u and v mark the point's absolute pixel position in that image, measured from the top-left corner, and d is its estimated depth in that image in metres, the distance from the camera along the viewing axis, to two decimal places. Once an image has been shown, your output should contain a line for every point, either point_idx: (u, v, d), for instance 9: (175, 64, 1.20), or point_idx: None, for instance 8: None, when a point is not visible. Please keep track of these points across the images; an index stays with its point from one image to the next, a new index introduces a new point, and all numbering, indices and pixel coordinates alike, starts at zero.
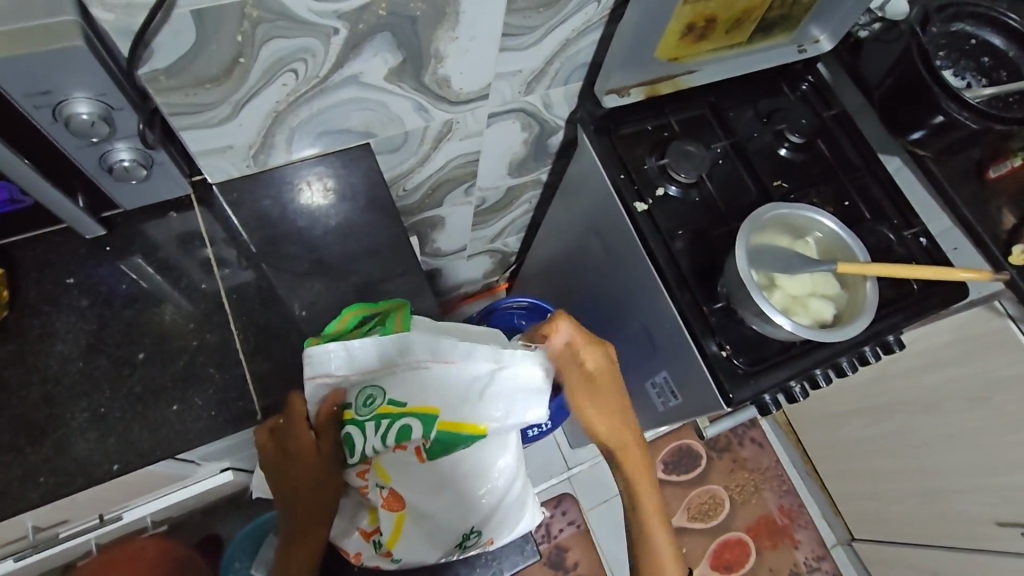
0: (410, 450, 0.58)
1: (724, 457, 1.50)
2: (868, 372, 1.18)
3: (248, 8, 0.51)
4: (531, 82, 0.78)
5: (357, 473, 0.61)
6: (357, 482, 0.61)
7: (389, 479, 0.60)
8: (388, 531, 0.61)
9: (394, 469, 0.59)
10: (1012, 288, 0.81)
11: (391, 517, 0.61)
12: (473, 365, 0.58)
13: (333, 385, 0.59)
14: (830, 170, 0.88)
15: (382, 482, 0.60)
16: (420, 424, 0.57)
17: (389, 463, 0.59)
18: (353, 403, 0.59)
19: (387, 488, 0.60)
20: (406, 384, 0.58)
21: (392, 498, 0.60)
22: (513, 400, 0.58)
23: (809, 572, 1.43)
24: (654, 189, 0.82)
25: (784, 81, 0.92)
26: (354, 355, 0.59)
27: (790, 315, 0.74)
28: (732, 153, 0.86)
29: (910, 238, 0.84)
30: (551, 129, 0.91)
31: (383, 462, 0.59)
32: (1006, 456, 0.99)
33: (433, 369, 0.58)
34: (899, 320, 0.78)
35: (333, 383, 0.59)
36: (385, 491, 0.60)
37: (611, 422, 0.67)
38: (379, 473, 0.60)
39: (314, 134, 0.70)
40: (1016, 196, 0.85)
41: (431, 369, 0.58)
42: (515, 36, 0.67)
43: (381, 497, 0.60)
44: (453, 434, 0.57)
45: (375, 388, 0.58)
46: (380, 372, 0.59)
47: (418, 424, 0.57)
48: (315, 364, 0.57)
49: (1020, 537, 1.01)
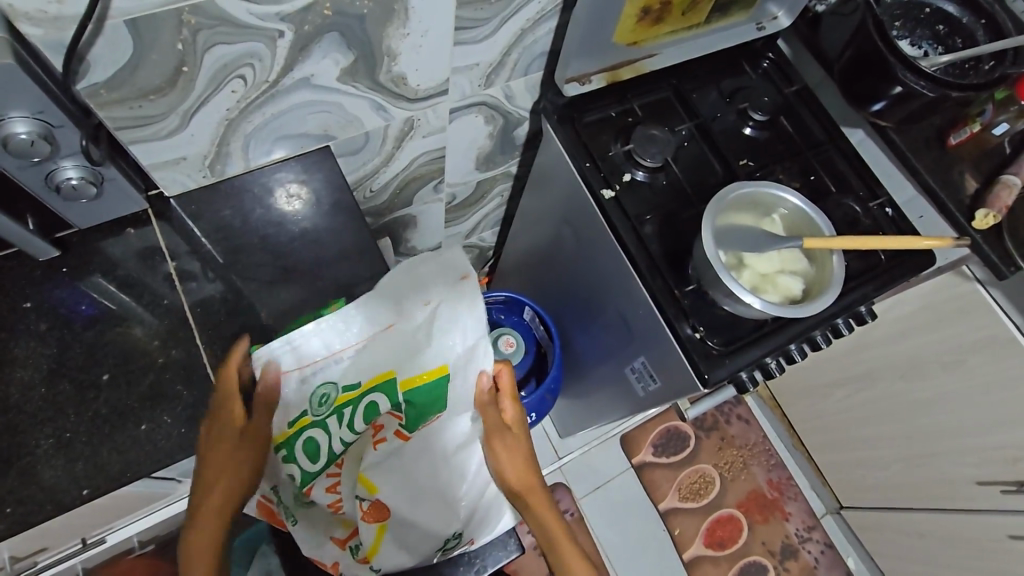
0: (391, 438, 0.61)
1: (712, 436, 1.52)
2: (847, 342, 1.19)
3: (185, 15, 0.49)
4: (490, 74, 0.77)
5: (327, 489, 0.62)
6: (326, 499, 0.62)
7: (375, 490, 0.61)
8: (368, 541, 0.63)
9: (380, 478, 0.61)
10: (976, 252, 0.84)
11: (373, 527, 0.62)
12: (412, 316, 0.60)
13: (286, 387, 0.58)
14: (794, 146, 0.88)
15: (366, 494, 0.61)
16: (388, 396, 0.60)
17: (374, 473, 0.61)
18: (307, 408, 0.59)
19: (371, 500, 0.61)
20: (360, 362, 0.60)
21: (375, 509, 0.62)
22: (458, 324, 0.61)
23: (800, 542, 1.45)
24: (621, 175, 0.82)
25: (745, 60, 0.92)
26: (296, 358, 0.58)
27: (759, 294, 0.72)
28: (697, 134, 0.86)
29: (876, 209, 0.85)
30: (516, 120, 0.90)
31: (368, 473, 0.61)
32: (983, 417, 1.02)
33: (393, 329, 0.60)
34: (869, 291, 0.79)
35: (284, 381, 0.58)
36: (366, 504, 0.61)
37: (518, 470, 0.65)
38: (364, 485, 0.61)
39: (270, 139, 0.68)
40: (976, 162, 0.87)
41: (391, 330, 0.60)
42: (469, 29, 0.66)
43: (362, 509, 0.62)
44: (427, 389, 0.61)
45: (327, 388, 0.59)
46: (325, 366, 0.59)
47: (385, 397, 0.60)
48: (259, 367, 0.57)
49: (1000, 494, 1.04)
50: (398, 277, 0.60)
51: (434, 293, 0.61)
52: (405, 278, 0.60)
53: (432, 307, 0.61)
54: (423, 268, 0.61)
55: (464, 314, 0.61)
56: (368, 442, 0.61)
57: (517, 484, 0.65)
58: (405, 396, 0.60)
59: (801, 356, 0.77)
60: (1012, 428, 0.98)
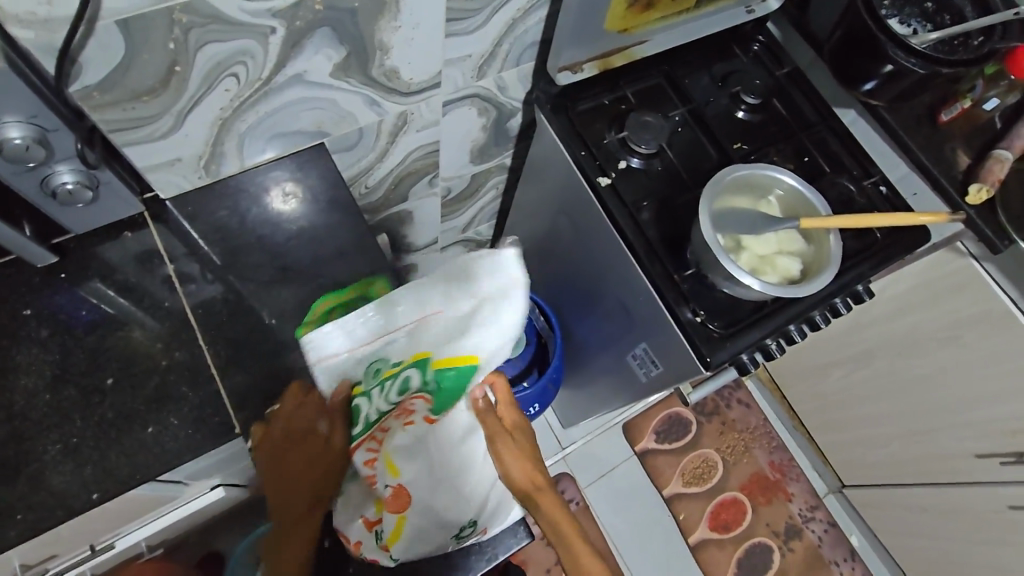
0: (419, 424, 0.59)
1: (713, 421, 1.54)
2: (844, 323, 1.20)
3: (176, 14, 0.49)
4: (482, 66, 0.77)
5: (364, 462, 0.60)
6: (363, 471, 0.60)
7: (398, 474, 0.59)
8: (390, 527, 0.61)
9: (404, 462, 0.59)
10: (970, 226, 0.85)
11: (396, 513, 0.61)
12: (460, 306, 0.59)
13: (339, 367, 0.60)
14: (787, 128, 0.88)
15: (392, 478, 0.59)
16: (418, 372, 0.59)
17: (399, 457, 0.59)
18: (363, 379, 0.61)
19: (395, 485, 0.60)
20: (405, 345, 0.60)
21: (398, 496, 0.60)
22: (501, 317, 0.58)
23: (804, 522, 1.47)
24: (616, 163, 0.82)
25: (736, 44, 0.92)
26: (346, 338, 0.60)
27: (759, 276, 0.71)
28: (690, 120, 0.86)
29: (870, 187, 0.85)
30: (508, 111, 0.90)
31: (392, 456, 0.59)
32: (981, 390, 1.03)
33: (439, 318, 0.59)
34: (866, 269, 0.80)
35: (336, 362, 0.60)
36: (388, 492, 0.60)
37: (526, 470, 0.65)
38: (388, 467, 0.59)
39: (264, 138, 0.68)
40: (968, 138, 0.88)
41: (437, 319, 0.59)
42: (461, 20, 0.66)
43: (387, 493, 0.60)
44: (451, 377, 0.59)
45: (378, 363, 0.60)
46: (376, 347, 0.60)
47: (416, 372, 0.59)
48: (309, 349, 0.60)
49: (1000, 466, 1.05)
50: (448, 269, 0.59)
51: (482, 286, 0.58)
52: (457, 270, 0.58)
53: (478, 300, 0.58)
54: (475, 262, 0.58)
55: (509, 309, 0.58)
56: (399, 427, 0.59)
57: (527, 486, 0.66)
58: (433, 377, 0.59)
59: (801, 337, 0.78)
60: (1010, 400, 0.99)
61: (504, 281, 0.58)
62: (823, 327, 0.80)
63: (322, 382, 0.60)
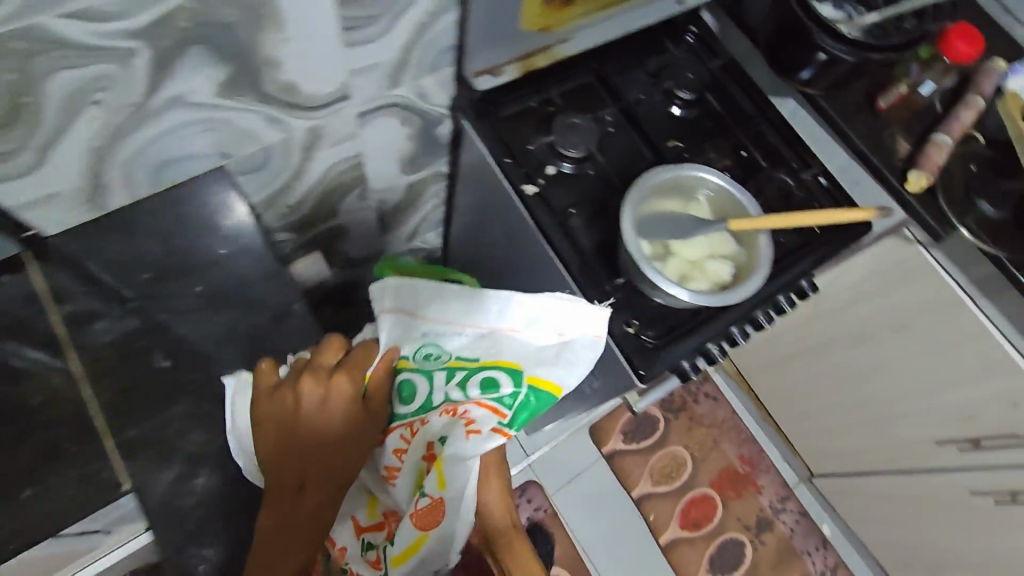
0: (484, 433, 0.59)
1: (681, 417, 1.52)
2: (801, 314, 1.19)
3: (9, 41, 0.45)
4: (394, 74, 0.72)
5: (393, 450, 0.64)
6: (389, 460, 0.64)
7: (444, 487, 0.58)
8: (403, 544, 0.59)
9: (453, 478, 0.58)
10: (911, 215, 0.83)
11: (414, 533, 0.59)
12: (546, 336, 0.65)
13: (407, 328, 0.66)
14: (722, 123, 0.85)
15: (433, 489, 0.58)
16: (510, 380, 0.62)
17: (452, 470, 0.58)
18: (410, 354, 0.66)
19: (428, 500, 0.58)
20: (474, 344, 0.65)
21: (426, 514, 0.58)
22: (576, 361, 0.64)
23: (775, 514, 1.46)
24: (544, 169, 0.78)
25: (667, 37, 0.88)
26: (423, 305, 0.66)
27: (687, 284, 0.68)
28: (622, 119, 0.83)
29: (809, 179, 0.83)
30: (435, 118, 0.85)
31: (446, 464, 0.58)
32: (935, 377, 1.02)
33: (513, 336, 0.65)
34: (808, 265, 0.78)
35: (406, 324, 0.67)
36: (425, 502, 0.58)
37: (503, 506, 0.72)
38: (437, 478, 0.58)
39: (152, 166, 0.63)
40: (907, 124, 0.86)
41: (510, 335, 0.65)
42: (361, 27, 0.62)
43: (418, 507, 0.59)
44: (531, 397, 0.61)
45: (434, 346, 0.66)
46: (443, 330, 0.66)
47: (507, 377, 0.62)
48: (390, 295, 0.67)
49: (958, 452, 1.04)
50: (548, 300, 0.64)
51: (574, 334, 0.65)
52: (559, 303, 0.64)
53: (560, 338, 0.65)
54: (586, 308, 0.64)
55: (589, 354, 0.64)
56: (462, 433, 0.59)
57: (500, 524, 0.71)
58: (518, 387, 0.62)
59: (745, 338, 0.76)
60: (963, 387, 0.98)
61: (580, 335, 0.65)
62: (763, 328, 0.77)
63: (387, 338, 0.67)
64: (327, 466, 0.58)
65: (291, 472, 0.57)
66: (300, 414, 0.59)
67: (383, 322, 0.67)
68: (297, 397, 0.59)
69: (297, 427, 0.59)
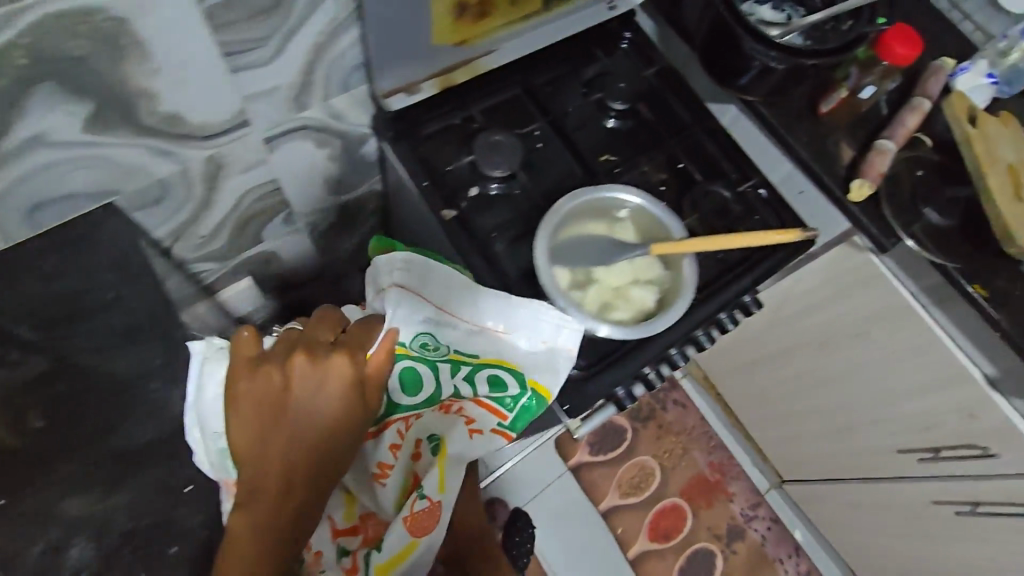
0: (483, 433, 0.70)
1: (650, 425, 1.49)
2: (760, 322, 1.15)
3: None
4: (299, 97, 0.67)
5: (391, 446, 0.69)
6: (386, 455, 0.69)
7: (443, 489, 0.68)
8: (396, 547, 0.66)
9: (450, 482, 0.69)
10: (856, 225, 0.80)
11: (405, 538, 0.66)
12: (539, 342, 0.66)
13: (412, 306, 0.65)
14: (657, 134, 0.81)
15: (433, 493, 0.67)
16: (514, 383, 0.68)
17: (450, 473, 0.69)
18: (408, 341, 0.66)
19: (428, 503, 0.67)
20: (475, 340, 0.68)
21: (424, 518, 0.66)
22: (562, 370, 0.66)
23: (746, 522, 1.43)
24: (467, 191, 0.74)
25: (597, 46, 0.84)
26: (432, 291, 0.66)
27: (608, 313, 0.68)
28: (551, 133, 0.78)
29: (749, 191, 0.79)
30: (358, 139, 0.80)
31: (450, 463, 0.69)
32: (893, 387, 0.99)
33: (507, 338, 0.67)
34: (747, 280, 0.75)
35: (408, 300, 0.65)
36: (423, 505, 0.66)
37: None
38: (438, 482, 0.67)
39: (25, 206, 0.60)
40: (851, 129, 0.82)
41: (505, 337, 0.67)
42: (245, 52, 0.57)
43: (416, 509, 0.66)
44: (529, 404, 0.67)
45: (429, 337, 0.67)
46: (441, 320, 0.67)
47: (513, 379, 0.68)
48: (401, 275, 0.65)
49: (919, 462, 1.02)
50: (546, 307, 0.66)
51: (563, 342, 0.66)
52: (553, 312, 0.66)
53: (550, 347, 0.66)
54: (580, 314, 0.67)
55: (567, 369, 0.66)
56: (464, 430, 0.69)
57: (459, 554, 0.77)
58: (520, 394, 0.67)
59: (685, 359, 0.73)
60: (919, 397, 0.95)
61: (572, 350, 0.66)
62: (705, 348, 0.76)
63: (391, 314, 0.64)
64: (310, 465, 0.55)
65: (272, 465, 0.54)
66: (290, 403, 0.55)
67: (390, 297, 0.65)
68: (291, 380, 0.55)
69: (284, 417, 0.55)
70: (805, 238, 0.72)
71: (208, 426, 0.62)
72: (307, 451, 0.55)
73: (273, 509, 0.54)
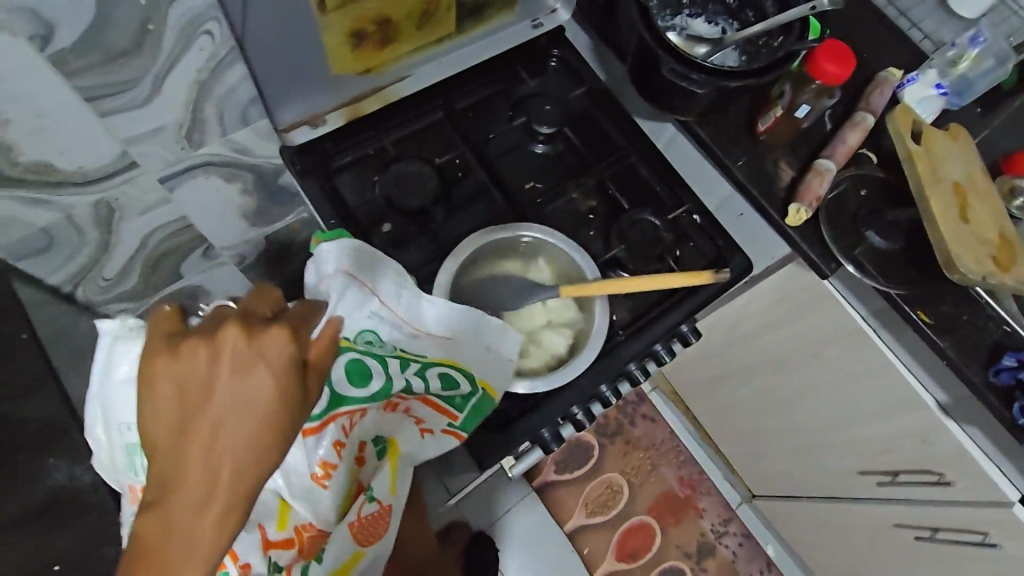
0: (435, 433, 0.62)
1: (617, 441, 1.45)
2: (718, 340, 1.12)
3: None
4: (192, 135, 0.62)
5: (336, 444, 0.55)
6: (331, 458, 0.54)
7: (393, 491, 0.59)
8: (338, 557, 0.55)
9: (400, 481, 0.60)
10: (795, 249, 0.76)
11: (350, 546, 0.55)
12: (482, 338, 0.64)
13: (354, 296, 0.60)
14: (584, 159, 0.77)
15: (386, 495, 0.58)
16: (465, 383, 0.63)
17: (402, 472, 0.60)
18: (350, 335, 0.59)
19: (380, 504, 0.58)
20: (419, 342, 0.63)
21: (373, 523, 0.57)
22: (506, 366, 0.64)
23: (716, 538, 1.40)
24: (380, 227, 0.70)
25: (522, 65, 0.79)
26: (380, 284, 0.62)
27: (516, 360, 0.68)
28: (473, 161, 0.74)
29: (683, 217, 0.75)
30: (272, 172, 0.75)
31: (399, 463, 0.60)
32: (850, 409, 0.95)
33: (452, 338, 0.64)
34: (674, 317, 0.71)
35: (352, 286, 0.61)
36: (373, 508, 0.57)
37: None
38: (389, 482, 0.59)
39: None
40: (793, 147, 0.78)
41: (450, 338, 0.64)
42: (115, 94, 0.53)
43: (368, 510, 0.56)
44: (479, 403, 0.63)
45: (373, 333, 0.61)
46: (383, 317, 0.62)
47: (464, 378, 0.63)
48: (349, 261, 0.61)
49: (880, 485, 0.98)
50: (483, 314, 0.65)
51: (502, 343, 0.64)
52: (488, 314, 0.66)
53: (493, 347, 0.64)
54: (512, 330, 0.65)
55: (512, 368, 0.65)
56: (413, 429, 0.62)
57: None
58: (469, 394, 0.63)
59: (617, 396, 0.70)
60: (875, 420, 0.92)
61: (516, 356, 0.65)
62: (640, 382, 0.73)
63: (336, 300, 0.59)
64: (258, 459, 0.34)
65: (200, 460, 0.34)
66: (222, 376, 0.35)
67: (335, 283, 0.60)
68: (221, 349, 0.35)
69: (214, 399, 0.34)
70: (716, 280, 0.70)
71: (113, 418, 0.49)
72: (234, 468, 0.34)
73: (181, 557, 0.32)
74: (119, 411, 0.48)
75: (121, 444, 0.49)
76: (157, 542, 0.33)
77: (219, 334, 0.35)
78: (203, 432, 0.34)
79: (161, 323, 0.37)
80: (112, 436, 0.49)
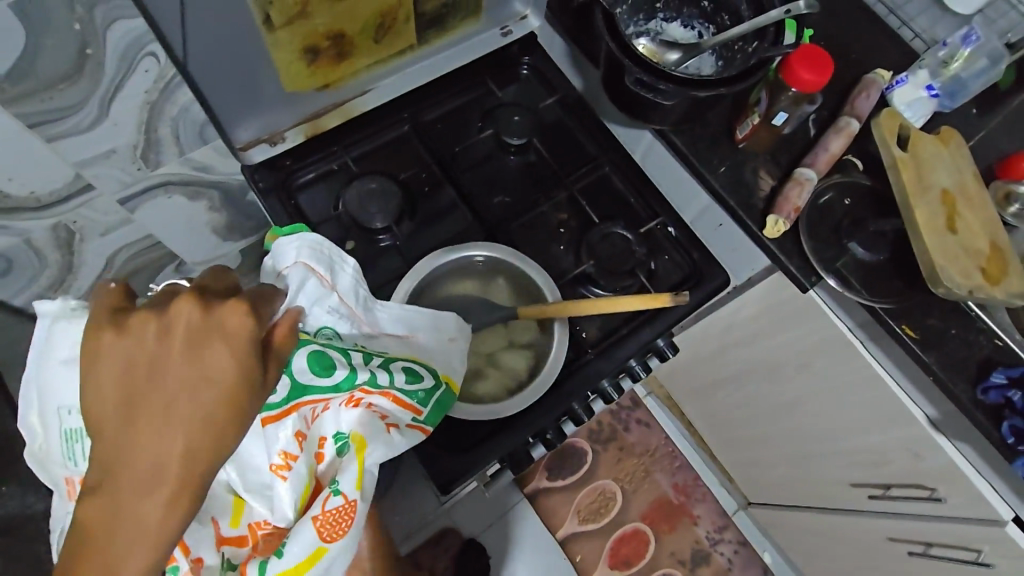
0: (401, 427, 0.55)
1: (610, 448, 1.43)
2: (707, 348, 1.09)
3: None
4: (147, 155, 0.62)
5: (298, 433, 0.50)
6: (291, 447, 0.50)
7: (360, 486, 0.51)
8: (299, 555, 0.48)
9: (368, 475, 0.52)
10: (774, 261, 0.73)
11: (313, 544, 0.48)
12: (439, 334, 0.63)
13: (314, 287, 0.56)
14: (553, 171, 0.76)
15: (350, 489, 0.50)
16: (430, 380, 0.59)
17: (372, 465, 0.52)
18: (307, 329, 0.55)
19: (346, 499, 0.50)
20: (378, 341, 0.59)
21: (338, 518, 0.49)
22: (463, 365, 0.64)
23: (712, 545, 1.38)
24: (343, 243, 0.69)
25: (490, 75, 0.78)
26: (339, 279, 0.59)
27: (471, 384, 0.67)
28: (439, 174, 0.73)
29: (657, 229, 0.74)
30: (237, 187, 0.75)
31: (367, 454, 0.52)
32: (840, 421, 0.93)
33: (412, 338, 0.62)
34: (647, 333, 0.69)
35: (313, 278, 0.57)
36: (337, 502, 0.49)
37: None
38: (357, 476, 0.51)
39: None
40: (772, 154, 0.75)
41: (410, 338, 0.61)
42: (56, 120, 0.52)
43: (333, 507, 0.49)
44: (443, 398, 0.59)
45: (331, 328, 0.57)
46: (341, 313, 0.58)
47: (429, 374, 0.59)
48: (307, 252, 0.58)
49: (872, 498, 0.95)
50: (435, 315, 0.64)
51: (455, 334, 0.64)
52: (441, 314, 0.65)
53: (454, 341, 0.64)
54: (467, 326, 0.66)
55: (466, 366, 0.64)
56: (380, 425, 0.54)
57: None
58: (435, 387, 0.59)
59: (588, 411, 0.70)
60: (865, 432, 0.89)
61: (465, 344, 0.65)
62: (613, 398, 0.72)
63: (296, 290, 0.55)
64: (206, 430, 0.34)
65: (148, 436, 0.34)
66: (171, 351, 0.35)
67: (293, 274, 0.56)
68: (171, 326, 0.36)
69: (160, 374, 0.35)
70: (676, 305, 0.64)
71: (51, 402, 0.46)
72: (184, 440, 0.34)
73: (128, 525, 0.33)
74: (57, 395, 0.45)
75: (59, 429, 0.46)
76: (106, 516, 0.33)
77: (168, 312, 0.36)
78: (154, 401, 0.34)
79: (110, 303, 0.38)
80: (48, 422, 0.46)
